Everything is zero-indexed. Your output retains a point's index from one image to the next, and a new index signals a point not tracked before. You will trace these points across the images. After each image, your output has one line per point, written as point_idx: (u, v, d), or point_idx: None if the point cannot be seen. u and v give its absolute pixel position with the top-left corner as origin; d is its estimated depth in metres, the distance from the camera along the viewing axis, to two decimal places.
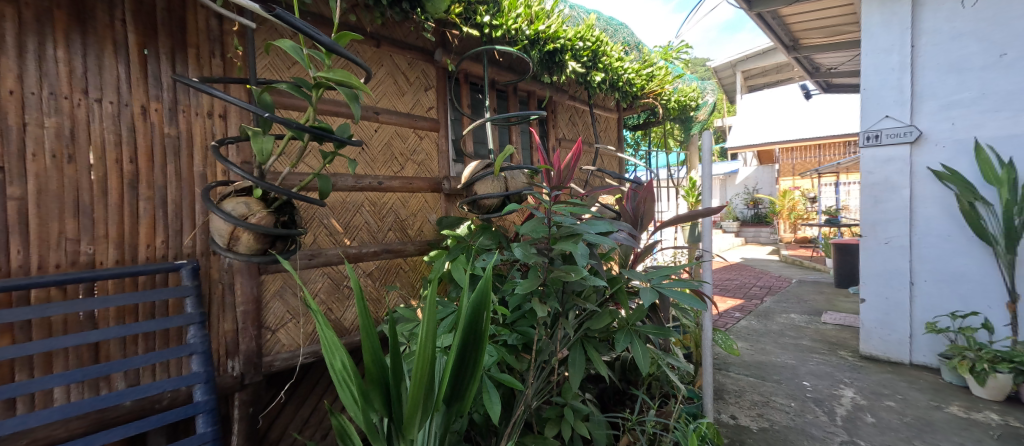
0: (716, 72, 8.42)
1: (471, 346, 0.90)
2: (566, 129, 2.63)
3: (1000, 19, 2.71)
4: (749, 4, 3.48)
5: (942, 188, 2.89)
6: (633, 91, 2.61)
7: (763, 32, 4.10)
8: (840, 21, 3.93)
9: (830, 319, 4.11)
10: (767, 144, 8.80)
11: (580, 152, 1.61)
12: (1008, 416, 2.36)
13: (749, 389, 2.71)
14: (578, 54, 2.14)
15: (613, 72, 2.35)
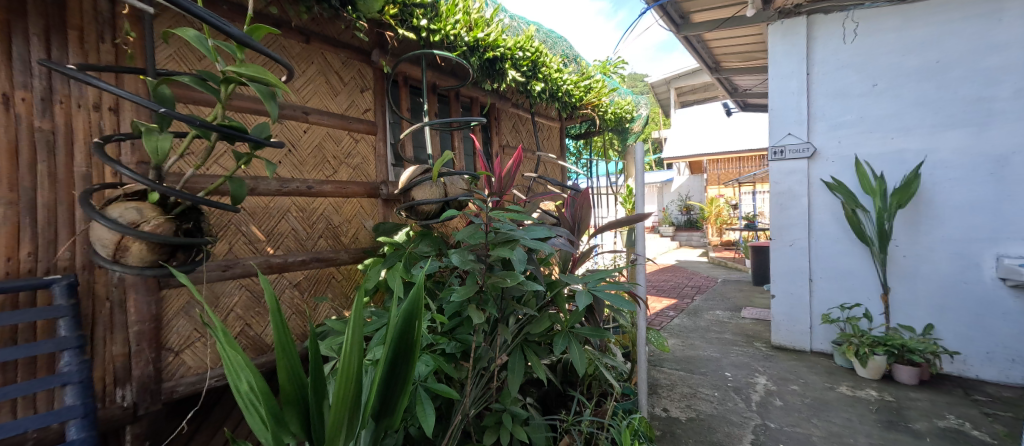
0: (652, 89, 8.89)
1: (401, 357, 0.86)
2: (509, 136, 2.64)
3: (874, 54, 3.12)
4: (677, 28, 3.76)
5: (832, 197, 3.27)
6: (572, 102, 2.68)
7: (690, 53, 4.37)
8: (752, 47, 4.35)
9: (749, 314, 4.49)
10: (696, 157, 9.41)
11: (519, 160, 1.62)
12: (884, 392, 2.70)
13: (680, 382, 2.87)
14: (518, 64, 2.16)
15: (552, 83, 2.39)
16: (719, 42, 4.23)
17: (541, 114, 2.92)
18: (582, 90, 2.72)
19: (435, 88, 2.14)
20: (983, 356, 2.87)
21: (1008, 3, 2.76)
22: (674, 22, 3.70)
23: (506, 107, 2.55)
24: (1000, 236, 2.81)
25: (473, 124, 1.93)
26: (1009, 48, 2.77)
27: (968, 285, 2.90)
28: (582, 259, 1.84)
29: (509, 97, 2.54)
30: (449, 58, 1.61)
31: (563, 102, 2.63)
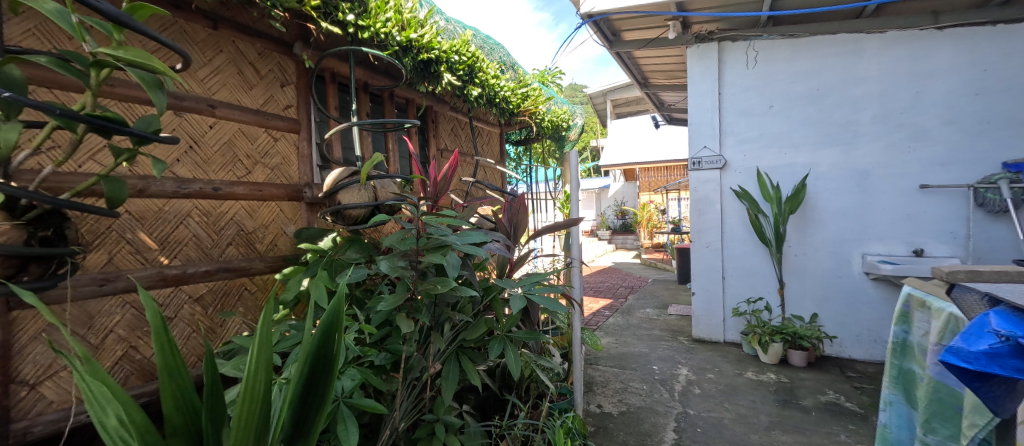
0: (590, 99, 9.26)
1: (318, 376, 0.79)
2: (447, 139, 2.57)
3: (774, 78, 3.48)
4: (610, 43, 3.90)
5: (740, 204, 3.59)
6: (510, 109, 2.63)
7: (622, 68, 4.57)
8: (676, 65, 4.65)
9: (675, 311, 4.79)
10: (630, 165, 9.92)
11: (456, 164, 1.57)
12: (781, 375, 3.02)
13: (613, 378, 2.97)
14: (454, 68, 2.07)
15: (490, 88, 2.33)
16: (647, 59, 4.46)
17: (479, 119, 2.87)
18: (519, 98, 2.67)
19: (367, 86, 2.02)
20: (853, 339, 3.31)
21: (867, 43, 3.22)
22: (607, 38, 3.83)
23: (444, 110, 2.46)
24: (865, 237, 3.27)
25: (407, 127, 1.84)
26: (869, 81, 3.23)
27: (843, 279, 3.33)
28: (520, 263, 1.81)
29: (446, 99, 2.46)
30: (378, 57, 1.51)
31: (501, 109, 2.57)
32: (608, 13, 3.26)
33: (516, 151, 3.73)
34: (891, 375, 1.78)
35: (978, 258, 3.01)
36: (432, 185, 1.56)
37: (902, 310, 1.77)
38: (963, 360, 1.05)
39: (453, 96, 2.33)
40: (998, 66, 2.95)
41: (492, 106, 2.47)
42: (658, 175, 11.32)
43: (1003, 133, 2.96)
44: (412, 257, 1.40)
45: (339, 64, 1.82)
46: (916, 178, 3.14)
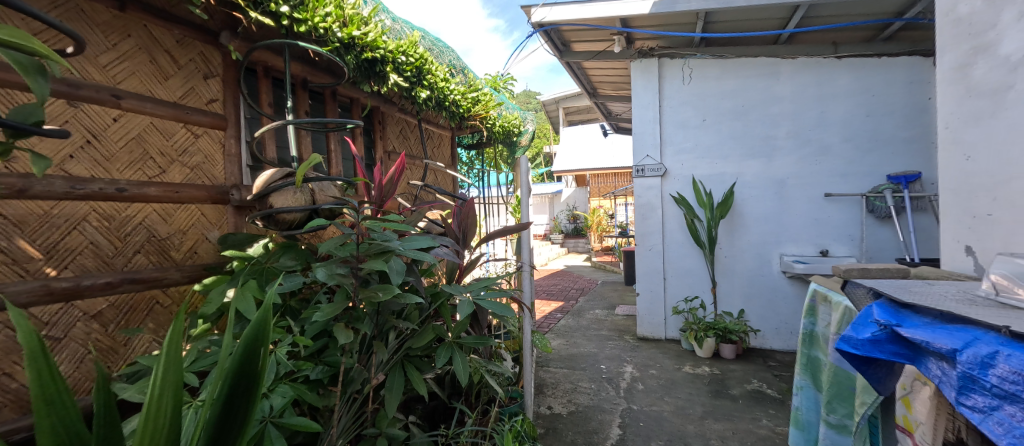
0: (545, 107, 9.42)
1: (238, 399, 0.62)
2: (394, 140, 2.48)
3: (708, 93, 3.71)
4: (560, 53, 3.98)
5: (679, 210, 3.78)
6: (460, 113, 2.52)
7: (572, 78, 4.67)
8: (623, 78, 4.84)
9: (623, 311, 4.95)
10: (582, 170, 10.18)
11: (403, 168, 1.51)
12: (715, 368, 3.21)
13: (563, 379, 3.00)
14: (401, 69, 1.97)
15: (439, 91, 2.22)
16: (597, 70, 4.59)
17: (430, 122, 2.79)
18: (469, 102, 2.57)
19: (306, 83, 1.89)
20: (774, 331, 3.59)
21: (781, 67, 3.53)
22: (557, 48, 3.90)
23: (392, 111, 2.37)
24: (782, 239, 3.56)
25: (350, 126, 1.73)
26: (784, 100, 3.54)
27: (766, 278, 3.60)
28: (469, 268, 1.76)
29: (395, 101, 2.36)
30: (317, 52, 1.41)
31: (451, 112, 2.47)
32: (558, 24, 3.36)
33: (468, 155, 3.68)
34: (801, 362, 1.93)
35: (870, 257, 3.37)
36: (377, 189, 1.48)
37: (809, 304, 1.90)
38: (853, 347, 1.12)
39: (401, 97, 2.23)
40: (883, 91, 3.34)
41: (443, 110, 2.37)
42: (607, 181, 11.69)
43: (890, 150, 3.34)
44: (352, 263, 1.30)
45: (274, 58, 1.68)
46: (821, 187, 3.46)
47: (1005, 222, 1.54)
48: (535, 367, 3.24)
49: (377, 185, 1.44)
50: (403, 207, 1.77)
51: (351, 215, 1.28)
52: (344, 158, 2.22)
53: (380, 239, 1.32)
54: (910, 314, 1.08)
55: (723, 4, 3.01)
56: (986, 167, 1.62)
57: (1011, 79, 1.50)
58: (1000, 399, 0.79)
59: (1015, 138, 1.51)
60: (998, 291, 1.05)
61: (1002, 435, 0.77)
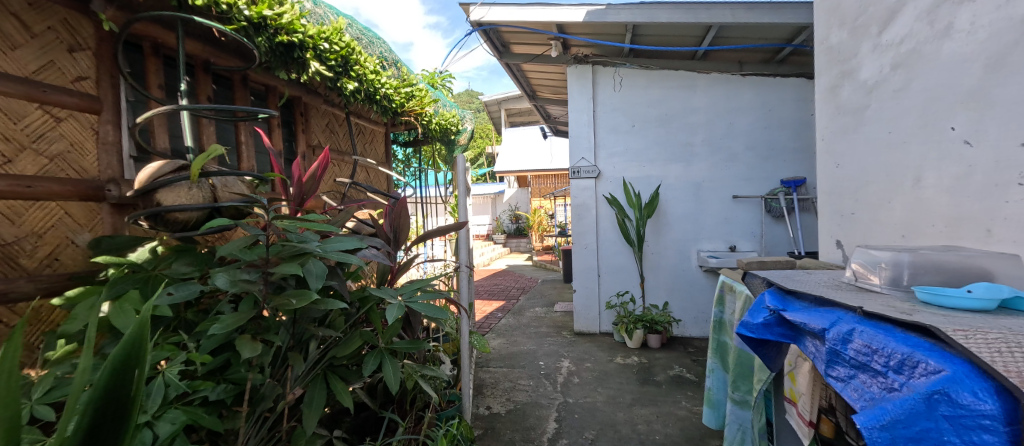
0: (486, 107, 9.41)
1: (106, 432, 0.47)
2: (320, 133, 2.30)
3: (636, 101, 3.93)
4: (499, 53, 4.01)
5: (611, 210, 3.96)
6: (393, 108, 2.37)
7: (513, 79, 4.71)
8: (561, 82, 4.96)
9: (561, 309, 5.08)
10: (522, 170, 10.27)
11: (326, 164, 1.40)
12: (643, 357, 3.41)
13: (502, 378, 3.01)
14: (323, 57, 1.81)
15: (368, 83, 2.08)
16: (536, 73, 4.68)
17: (361, 117, 2.60)
18: (402, 98, 2.42)
19: (209, 65, 1.68)
20: (692, 321, 3.89)
21: (698, 80, 3.83)
22: (497, 48, 3.92)
23: (317, 103, 2.20)
24: (699, 236, 3.87)
25: (262, 116, 1.57)
26: (700, 111, 3.84)
27: (686, 272, 3.88)
28: (403, 270, 1.66)
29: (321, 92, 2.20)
30: (226, 35, 1.27)
31: (382, 107, 2.30)
32: (497, 25, 3.38)
33: (405, 153, 3.50)
34: (712, 347, 2.09)
35: (768, 252, 3.76)
36: (296, 186, 1.35)
37: (718, 293, 2.07)
38: (749, 331, 1.25)
39: (325, 88, 2.07)
40: (778, 107, 3.73)
41: (375, 105, 2.22)
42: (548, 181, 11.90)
43: (784, 158, 3.75)
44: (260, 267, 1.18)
45: (157, 29, 1.45)
46: (730, 190, 3.81)
47: (866, 220, 1.79)
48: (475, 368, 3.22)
49: (296, 182, 1.32)
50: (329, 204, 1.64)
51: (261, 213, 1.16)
52: (260, 152, 2.03)
53: (297, 240, 1.20)
54: (794, 300, 1.25)
55: (648, 19, 3.19)
56: (849, 173, 1.88)
57: (867, 101, 1.77)
58: (857, 369, 0.87)
59: (872, 149, 1.75)
60: (856, 278, 1.23)
61: (858, 400, 0.84)
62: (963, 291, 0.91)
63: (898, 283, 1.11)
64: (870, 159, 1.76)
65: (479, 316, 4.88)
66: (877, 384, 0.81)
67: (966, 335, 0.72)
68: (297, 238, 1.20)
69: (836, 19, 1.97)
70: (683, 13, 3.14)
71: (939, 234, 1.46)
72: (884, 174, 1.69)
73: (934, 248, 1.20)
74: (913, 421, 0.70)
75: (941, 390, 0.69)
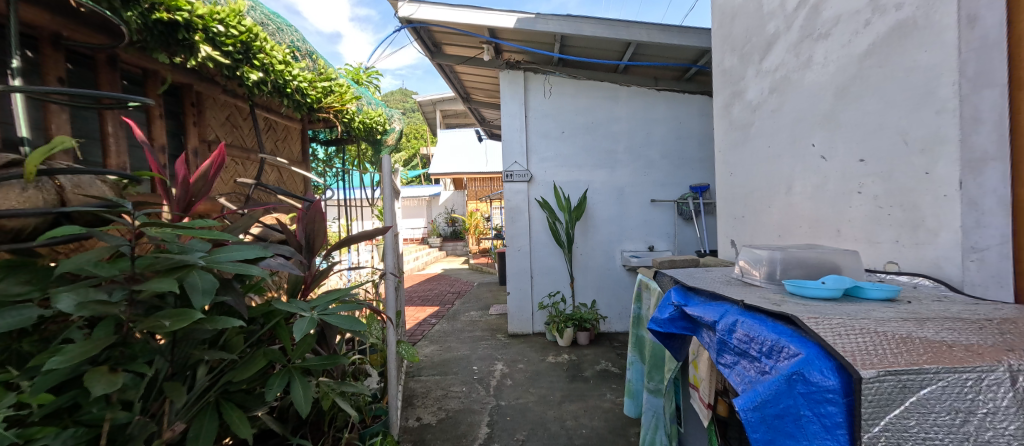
0: (421, 107, 9.22)
1: None
2: (216, 127, 2.07)
3: (563, 108, 4.10)
4: (431, 53, 3.97)
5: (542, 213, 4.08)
6: (308, 103, 2.07)
7: (445, 80, 4.66)
8: (495, 87, 5.01)
9: (495, 311, 5.12)
10: (458, 173, 10.16)
11: (220, 161, 1.27)
12: (573, 355, 3.54)
13: (434, 386, 2.96)
14: (218, 41, 1.57)
15: (275, 74, 1.79)
16: (468, 75, 4.66)
17: (270, 110, 2.28)
18: (317, 93, 2.11)
19: (59, 39, 1.36)
20: (617, 317, 4.13)
21: (620, 92, 4.09)
22: (427, 47, 3.88)
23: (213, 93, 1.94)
24: (622, 237, 4.12)
25: (136, 104, 1.26)
26: (622, 120, 4.10)
27: (611, 271, 4.11)
28: (317, 281, 1.54)
29: (218, 80, 1.92)
30: (110, 17, 1.11)
31: (294, 102, 1.98)
32: (427, 23, 3.34)
33: (326, 151, 3.20)
34: (631, 342, 2.23)
35: (680, 252, 4.09)
36: (180, 188, 1.19)
37: (637, 291, 2.22)
38: (657, 326, 1.36)
39: (222, 77, 1.79)
40: (688, 120, 4.09)
41: (285, 99, 1.92)
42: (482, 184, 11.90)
43: (694, 166, 4.11)
44: (124, 284, 0.94)
45: None
46: (648, 194, 4.11)
47: (753, 221, 2.04)
48: (406, 378, 3.12)
49: (180, 183, 1.17)
50: (227, 207, 1.50)
51: (123, 219, 0.95)
52: (132, 143, 1.81)
53: (177, 251, 1.04)
54: (693, 295, 1.39)
55: (573, 30, 3.34)
56: (740, 180, 2.14)
57: (752, 118, 2.03)
58: (739, 356, 0.97)
59: (757, 160, 1.99)
60: (744, 274, 1.40)
61: (740, 383, 0.94)
62: (819, 283, 1.07)
63: (773, 277, 1.28)
64: (756, 169, 2.01)
65: (412, 323, 4.75)
66: (754, 369, 0.91)
67: (816, 321, 0.81)
68: (177, 248, 1.04)
69: (731, 46, 2.22)
70: (605, 28, 3.33)
71: (805, 233, 1.70)
72: (766, 182, 1.94)
73: (799, 246, 1.40)
74: (777, 399, 0.76)
75: (797, 371, 0.75)
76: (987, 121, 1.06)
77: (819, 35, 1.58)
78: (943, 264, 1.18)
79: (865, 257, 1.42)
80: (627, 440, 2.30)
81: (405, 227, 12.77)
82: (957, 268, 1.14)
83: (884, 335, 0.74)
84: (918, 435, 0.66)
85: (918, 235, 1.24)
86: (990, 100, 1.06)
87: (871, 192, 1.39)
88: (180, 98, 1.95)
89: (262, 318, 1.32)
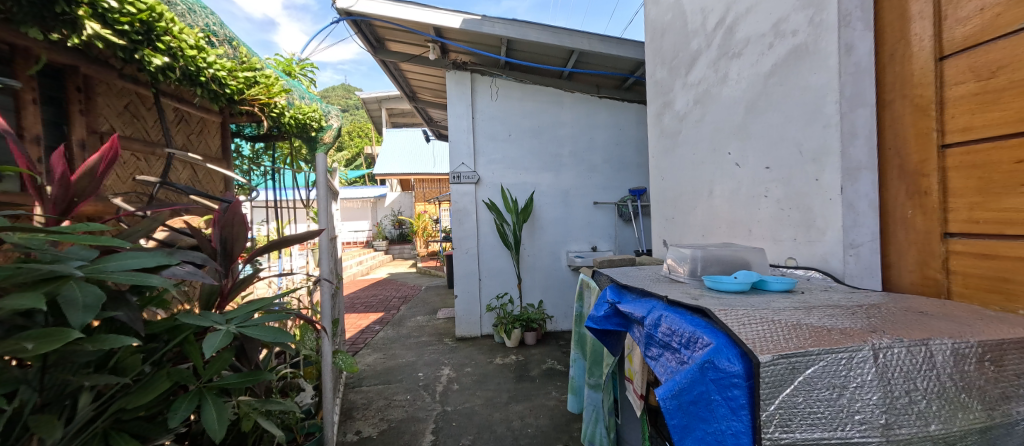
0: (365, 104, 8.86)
1: None
2: (111, 117, 1.65)
3: (510, 111, 4.15)
4: (373, 49, 3.86)
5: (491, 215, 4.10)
6: (226, 95, 1.72)
7: (390, 77, 4.55)
8: (441, 87, 4.95)
9: (443, 315, 5.05)
10: (405, 174, 9.88)
11: (111, 156, 1.13)
12: (520, 355, 3.59)
13: (376, 397, 2.86)
14: (109, 16, 1.27)
15: (187, 61, 1.48)
16: (413, 74, 4.58)
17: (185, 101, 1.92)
18: (238, 84, 1.74)
19: None
20: (563, 316, 4.25)
21: (565, 98, 4.21)
22: (369, 42, 3.76)
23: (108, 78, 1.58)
24: (567, 238, 4.24)
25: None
26: (567, 125, 4.23)
27: (557, 272, 4.22)
28: (235, 291, 1.42)
29: (111, 62, 1.56)
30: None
31: (209, 91, 1.64)
32: (371, 17, 3.25)
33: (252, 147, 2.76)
34: (574, 339, 2.30)
35: (620, 252, 4.28)
36: (59, 186, 1.07)
37: (579, 290, 2.29)
38: (595, 323, 1.43)
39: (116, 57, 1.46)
40: (628, 126, 4.29)
41: (196, 88, 1.57)
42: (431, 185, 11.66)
43: (633, 170, 4.32)
44: None
45: None
46: (591, 197, 4.26)
47: (682, 222, 2.18)
48: (346, 389, 3.00)
49: (57, 181, 1.05)
50: (123, 209, 1.35)
51: None
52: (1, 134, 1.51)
53: (50, 260, 0.93)
54: (626, 292, 1.47)
55: (519, 35, 3.39)
56: (671, 184, 2.29)
57: (680, 128, 2.18)
58: (664, 349, 1.04)
59: (684, 166, 2.14)
60: (670, 271, 1.50)
61: (664, 374, 1.01)
62: (732, 277, 1.18)
63: (695, 274, 1.38)
64: (683, 174, 2.16)
65: (354, 330, 4.56)
66: (675, 360, 0.98)
67: (724, 313, 0.91)
68: (50, 257, 0.93)
69: (661, 59, 2.37)
70: (550, 35, 3.41)
71: (723, 233, 1.85)
72: (691, 186, 2.09)
73: (716, 245, 1.53)
74: (692, 386, 0.83)
75: (709, 359, 0.82)
76: (863, 135, 1.26)
77: (733, 53, 1.73)
78: (829, 258, 1.35)
79: (770, 253, 1.58)
80: (571, 435, 2.38)
81: (347, 230, 12.22)
82: (839, 261, 1.32)
83: (775, 324, 0.84)
84: (804, 409, 0.74)
85: (811, 234, 1.41)
86: (864, 117, 1.25)
87: (775, 196, 1.55)
88: (61, 81, 1.53)
89: (167, 333, 1.21)
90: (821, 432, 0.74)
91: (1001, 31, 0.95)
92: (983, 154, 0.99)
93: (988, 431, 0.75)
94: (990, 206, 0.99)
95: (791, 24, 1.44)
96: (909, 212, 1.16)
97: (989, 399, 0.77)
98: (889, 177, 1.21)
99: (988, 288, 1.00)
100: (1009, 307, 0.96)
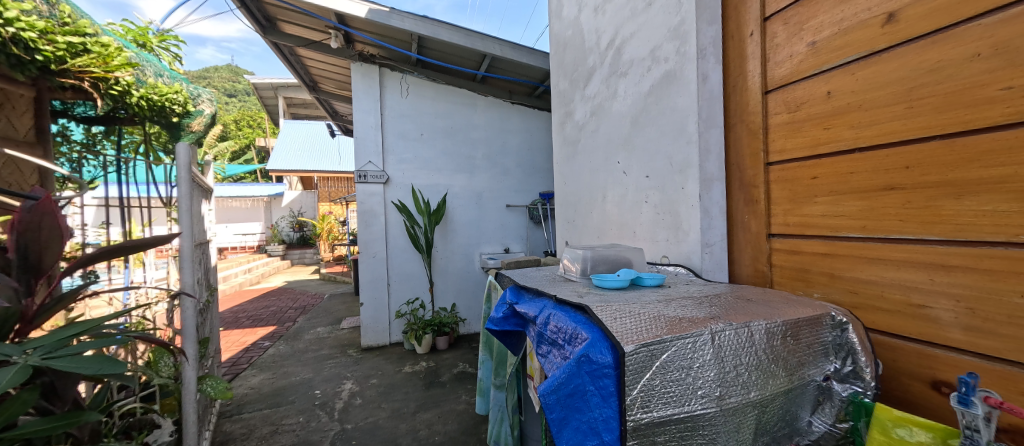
0: None
1: None
2: None
3: (421, 110, 4.05)
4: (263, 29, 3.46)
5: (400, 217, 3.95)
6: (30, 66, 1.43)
7: (285, 62, 4.14)
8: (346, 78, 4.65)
9: (347, 325, 4.75)
10: (305, 172, 9.13)
11: None
12: (430, 361, 3.52)
13: (261, 424, 2.58)
14: None
15: None
16: (313, 60, 4.23)
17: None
18: (55, 50, 1.44)
19: None
20: (476, 318, 4.25)
21: (477, 100, 4.23)
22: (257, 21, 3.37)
23: None
24: (481, 241, 4.25)
25: None
26: (480, 127, 4.25)
27: (471, 274, 4.21)
28: (43, 312, 1.15)
29: None
30: None
31: (10, 56, 1.37)
32: None
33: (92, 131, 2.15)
34: (482, 341, 2.29)
35: (532, 253, 4.40)
36: None
37: (487, 292, 2.29)
38: (495, 325, 1.45)
39: None
40: (537, 132, 4.45)
41: None
42: (337, 185, 10.94)
43: (543, 174, 4.49)
44: None
45: None
46: (504, 200, 4.33)
47: (581, 224, 2.32)
48: (223, 418, 2.65)
49: None
50: None
51: None
52: None
53: None
54: (524, 292, 1.51)
55: (430, 33, 3.33)
56: (571, 189, 2.42)
57: (579, 136, 2.32)
58: (552, 346, 1.08)
59: (582, 172, 2.28)
60: (565, 270, 1.58)
61: (552, 370, 1.05)
62: (615, 275, 1.28)
63: (586, 273, 1.47)
64: (581, 179, 2.30)
65: (239, 348, 4.08)
66: (561, 356, 1.02)
67: (601, 309, 0.97)
68: None
69: (563, 71, 2.49)
70: (461, 37, 3.40)
71: (613, 235, 2.00)
72: (587, 191, 2.23)
73: (603, 245, 1.64)
74: (569, 380, 0.86)
75: (585, 354, 0.86)
76: (714, 151, 1.45)
77: (620, 72, 1.89)
78: (692, 256, 1.51)
79: (648, 252, 1.74)
80: (478, 438, 2.39)
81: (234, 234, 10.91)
82: (698, 258, 1.49)
83: (644, 317, 0.93)
84: (660, 390, 0.84)
85: (678, 235, 1.58)
86: (715, 137, 1.45)
87: (652, 201, 1.72)
88: None
89: None
90: (672, 408, 0.84)
91: (804, 74, 1.21)
92: (791, 171, 1.25)
93: (789, 392, 0.94)
94: (798, 212, 1.24)
95: (663, 51, 1.61)
96: (746, 217, 1.39)
97: (791, 367, 0.95)
98: (733, 188, 1.44)
99: (796, 277, 1.25)
100: (809, 291, 1.22)
